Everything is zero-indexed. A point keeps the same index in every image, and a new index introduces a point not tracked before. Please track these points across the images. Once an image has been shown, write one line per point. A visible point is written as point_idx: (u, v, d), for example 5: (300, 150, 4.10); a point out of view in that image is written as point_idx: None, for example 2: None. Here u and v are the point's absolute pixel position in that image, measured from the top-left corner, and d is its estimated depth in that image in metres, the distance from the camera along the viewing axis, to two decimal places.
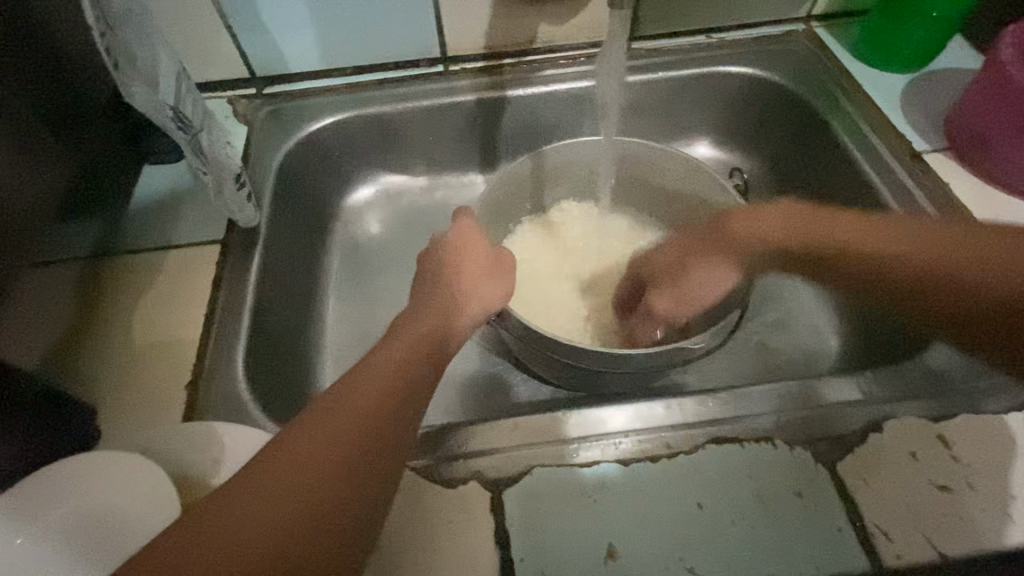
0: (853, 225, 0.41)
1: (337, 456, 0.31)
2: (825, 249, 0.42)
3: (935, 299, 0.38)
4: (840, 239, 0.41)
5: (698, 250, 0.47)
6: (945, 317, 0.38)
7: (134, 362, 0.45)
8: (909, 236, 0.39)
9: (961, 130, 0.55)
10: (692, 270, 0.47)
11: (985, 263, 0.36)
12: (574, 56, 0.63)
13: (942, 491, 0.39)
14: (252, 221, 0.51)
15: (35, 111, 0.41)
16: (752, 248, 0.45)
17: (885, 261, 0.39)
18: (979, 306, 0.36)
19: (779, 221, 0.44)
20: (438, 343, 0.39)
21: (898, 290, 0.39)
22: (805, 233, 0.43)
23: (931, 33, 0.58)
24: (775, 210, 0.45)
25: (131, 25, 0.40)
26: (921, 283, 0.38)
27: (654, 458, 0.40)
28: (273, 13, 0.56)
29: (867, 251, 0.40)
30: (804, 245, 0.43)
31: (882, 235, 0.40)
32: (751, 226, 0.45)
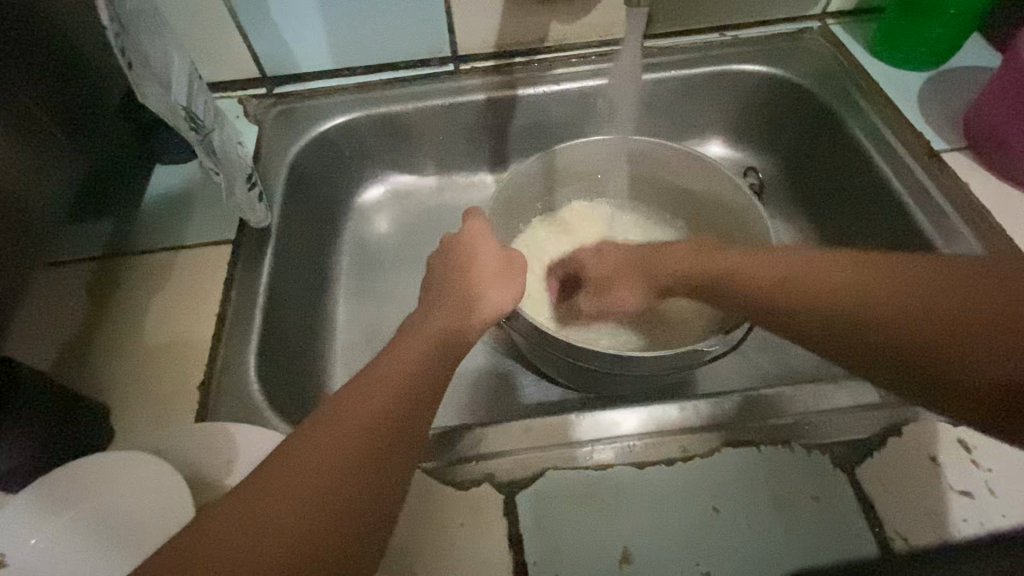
0: (764, 257, 0.40)
1: (348, 460, 0.30)
2: (733, 283, 0.41)
3: (844, 333, 0.34)
4: (751, 271, 0.40)
5: (624, 271, 0.50)
6: (857, 354, 0.34)
7: (147, 362, 0.45)
8: (823, 263, 0.37)
9: (980, 128, 0.54)
10: (614, 286, 0.51)
11: (900, 287, 0.33)
12: (586, 54, 0.63)
13: (963, 496, 0.38)
14: (263, 222, 0.51)
15: (49, 112, 0.41)
16: (664, 276, 0.47)
17: (794, 291, 0.37)
18: (882, 336, 0.33)
19: (689, 255, 0.45)
20: (448, 344, 0.39)
21: (812, 324, 0.36)
22: (706, 268, 0.43)
23: (950, 30, 0.57)
24: (687, 247, 0.46)
25: (142, 26, 0.39)
26: (826, 313, 0.35)
27: (669, 461, 0.40)
28: (285, 13, 0.56)
29: (772, 283, 0.38)
30: (710, 277, 0.43)
31: (791, 263, 0.38)
32: (665, 256, 0.47)
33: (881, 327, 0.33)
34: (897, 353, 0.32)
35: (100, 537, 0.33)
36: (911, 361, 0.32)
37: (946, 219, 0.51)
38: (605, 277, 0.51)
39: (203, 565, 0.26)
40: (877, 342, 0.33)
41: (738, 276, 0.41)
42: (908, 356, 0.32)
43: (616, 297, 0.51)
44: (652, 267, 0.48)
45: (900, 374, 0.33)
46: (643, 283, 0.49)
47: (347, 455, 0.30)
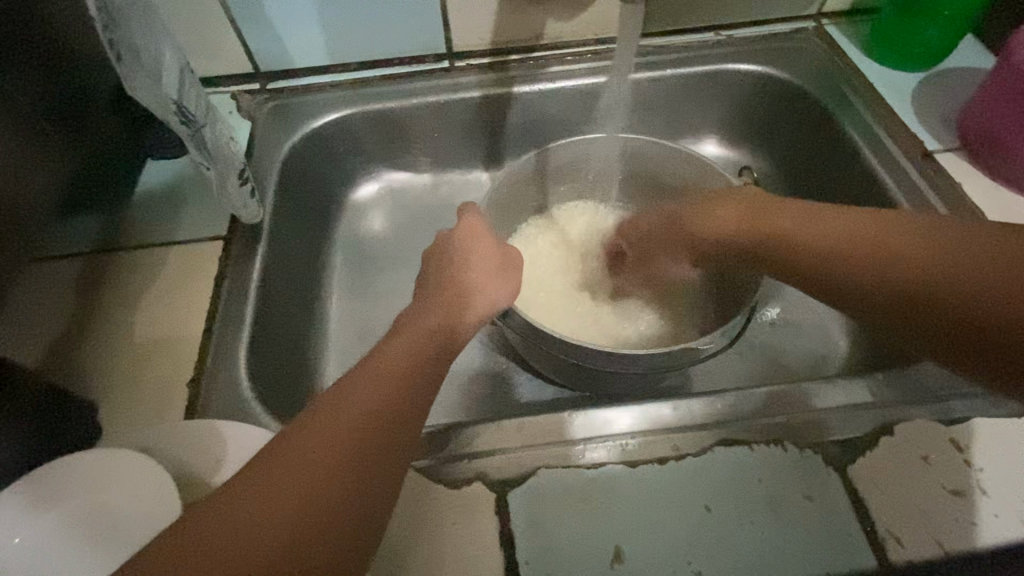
0: (827, 217, 0.41)
1: (340, 455, 0.30)
2: (793, 246, 0.42)
3: (909, 300, 0.36)
4: (814, 233, 0.41)
5: (664, 241, 0.53)
6: (916, 321, 0.35)
7: (135, 359, 0.45)
8: (899, 233, 0.38)
9: (973, 129, 0.55)
10: (659, 258, 0.54)
11: (979, 264, 0.34)
12: (582, 52, 0.63)
13: (955, 496, 0.38)
14: (254, 218, 0.51)
15: (37, 105, 0.41)
16: (715, 240, 0.48)
17: (865, 255, 0.38)
18: (951, 307, 0.34)
19: (744, 216, 0.46)
20: (443, 341, 0.39)
21: (878, 288, 0.37)
22: (766, 228, 0.44)
23: (944, 31, 0.57)
24: (736, 206, 0.47)
25: (133, 17, 0.39)
26: (894, 280, 0.36)
27: (661, 460, 0.40)
28: (278, 8, 0.55)
29: (838, 247, 0.39)
30: (764, 235, 0.44)
31: (861, 230, 0.39)
32: (718, 217, 0.48)
33: (956, 300, 0.33)
34: (964, 327, 0.33)
35: (88, 533, 0.33)
36: (981, 336, 0.32)
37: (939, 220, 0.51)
38: (650, 245, 0.54)
39: (191, 558, 0.26)
40: (946, 311, 0.34)
41: (799, 241, 0.42)
42: (982, 331, 0.32)
43: (664, 269, 0.54)
44: (700, 230, 0.49)
45: (960, 346, 0.33)
46: (688, 243, 0.50)
47: (340, 450, 0.30)
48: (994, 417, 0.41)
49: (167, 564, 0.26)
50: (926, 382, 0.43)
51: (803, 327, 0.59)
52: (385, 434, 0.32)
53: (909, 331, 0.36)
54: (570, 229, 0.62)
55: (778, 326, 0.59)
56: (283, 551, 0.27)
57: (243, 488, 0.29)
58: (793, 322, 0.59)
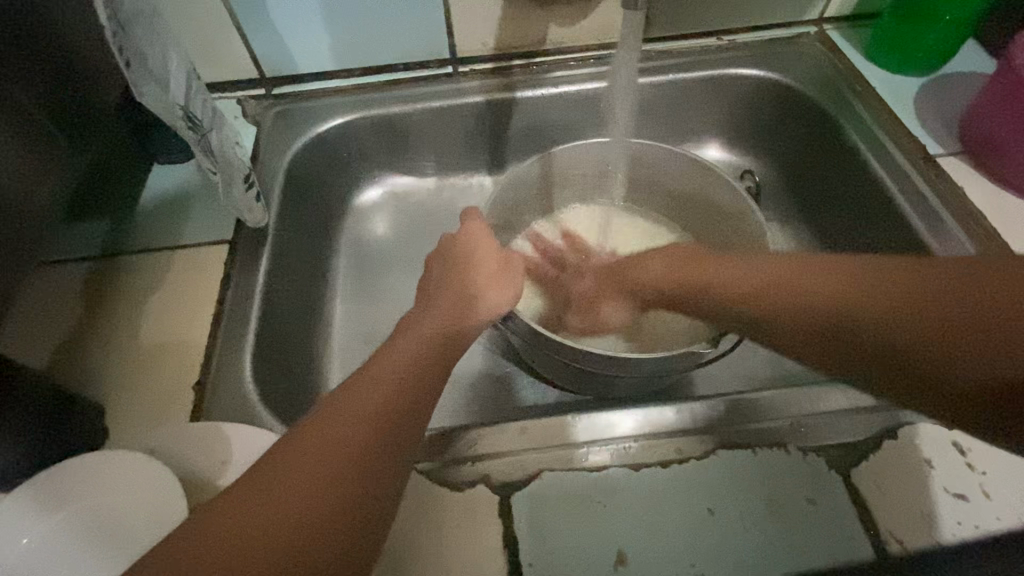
0: (741, 268, 0.42)
1: (349, 454, 0.30)
2: (715, 295, 0.42)
3: (827, 339, 0.35)
4: (729, 284, 0.42)
5: (607, 291, 0.53)
6: (836, 356, 0.35)
7: (141, 361, 0.45)
8: (801, 274, 0.38)
9: (975, 133, 0.55)
10: (602, 307, 0.54)
11: (877, 288, 0.34)
12: (584, 58, 0.63)
13: (959, 499, 0.38)
14: (260, 222, 0.51)
15: (49, 112, 0.41)
16: (649, 288, 0.49)
17: (776, 305, 0.38)
18: (864, 339, 0.34)
19: (670, 269, 0.47)
20: (447, 342, 0.39)
21: (796, 333, 0.37)
22: (688, 281, 0.45)
23: (946, 36, 0.58)
24: (663, 259, 0.48)
25: (140, 24, 0.39)
26: (805, 322, 0.36)
27: (664, 463, 0.40)
28: (284, 14, 0.56)
29: (754, 294, 0.40)
30: (688, 289, 0.45)
31: (771, 275, 0.39)
32: (648, 271, 0.49)
33: (866, 334, 0.33)
34: (882, 357, 0.33)
35: (95, 533, 0.33)
36: (898, 361, 0.32)
37: (941, 223, 0.51)
38: (595, 290, 0.54)
39: (204, 557, 0.26)
40: (860, 345, 0.34)
41: (722, 292, 0.42)
42: (897, 358, 0.32)
43: (607, 314, 0.54)
44: (635, 283, 0.50)
45: (886, 376, 0.33)
46: (633, 297, 0.51)
47: (349, 450, 0.31)
48: None
49: (183, 566, 0.26)
50: None
51: None
52: (391, 434, 0.32)
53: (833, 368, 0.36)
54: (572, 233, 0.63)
55: None
56: (295, 550, 0.27)
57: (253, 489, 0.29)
58: None
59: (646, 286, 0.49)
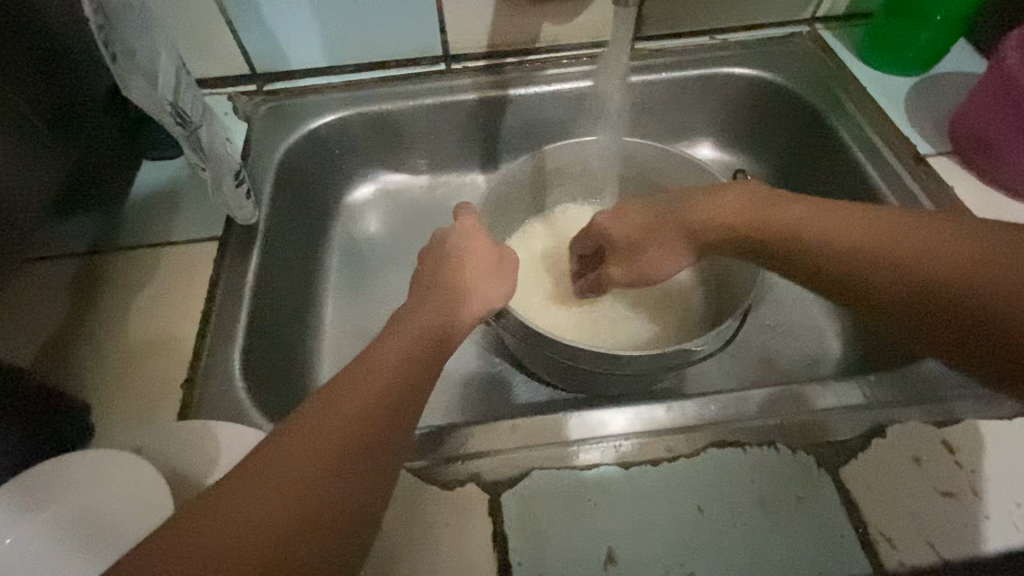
0: (829, 211, 0.39)
1: (337, 448, 0.30)
2: (793, 241, 0.39)
3: (914, 300, 0.34)
4: (819, 223, 0.38)
5: (658, 234, 0.47)
6: (921, 318, 0.34)
7: (129, 359, 0.45)
8: (893, 232, 0.36)
9: (965, 134, 0.55)
10: (648, 249, 0.48)
11: (989, 258, 0.32)
12: (577, 56, 0.63)
13: (947, 497, 0.38)
14: (250, 219, 0.51)
15: (35, 107, 0.41)
16: (715, 232, 0.44)
17: (858, 256, 0.36)
18: (958, 308, 0.32)
19: (747, 207, 0.43)
20: (437, 338, 0.39)
21: (877, 286, 0.36)
22: (764, 222, 0.41)
23: (936, 36, 0.58)
24: (739, 193, 0.44)
25: (128, 19, 0.39)
26: (893, 278, 0.35)
27: (655, 461, 0.40)
28: (274, 10, 0.56)
29: (849, 237, 0.37)
30: (768, 227, 0.41)
31: (859, 226, 0.37)
32: (723, 211, 0.44)
33: (964, 303, 0.32)
34: (972, 325, 0.32)
35: (78, 532, 0.33)
36: (993, 334, 0.31)
37: None
38: (632, 238, 0.49)
39: (186, 555, 0.26)
40: (953, 311, 0.33)
41: (799, 235, 0.39)
42: (992, 329, 0.31)
43: (657, 260, 0.48)
44: (701, 227, 0.45)
45: (968, 342, 0.32)
46: (690, 243, 0.46)
47: (338, 446, 0.30)
48: (986, 418, 0.41)
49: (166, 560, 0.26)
50: (919, 384, 0.43)
51: (797, 329, 0.59)
52: (381, 430, 0.32)
53: (915, 330, 0.35)
54: (565, 230, 0.63)
55: (773, 328, 0.59)
56: (282, 543, 0.27)
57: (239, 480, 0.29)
58: (787, 325, 0.59)
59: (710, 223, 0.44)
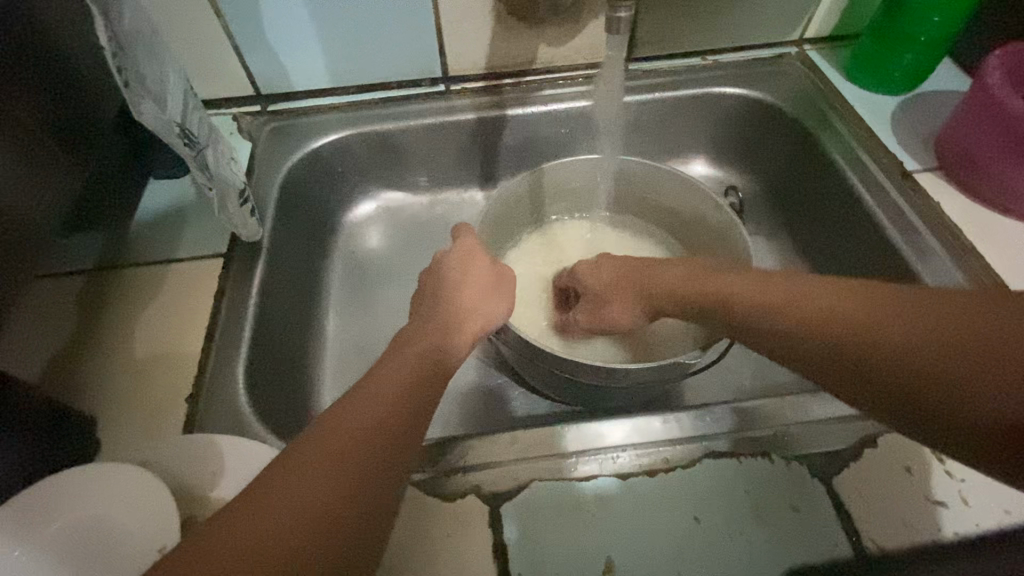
0: (763, 282, 0.40)
1: (331, 484, 0.30)
2: (732, 309, 0.40)
3: (841, 361, 0.33)
4: (750, 295, 0.39)
5: (619, 290, 0.50)
6: (842, 379, 0.33)
7: (134, 374, 0.46)
8: (808, 294, 0.36)
9: (951, 150, 0.57)
10: (613, 302, 0.50)
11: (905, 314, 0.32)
12: (573, 76, 0.65)
13: (938, 506, 0.39)
14: (254, 236, 0.52)
15: (50, 130, 0.43)
16: (663, 298, 0.46)
17: (782, 320, 0.36)
18: (870, 365, 0.32)
19: (685, 278, 0.45)
20: (435, 356, 0.40)
21: (803, 349, 0.35)
22: (704, 291, 0.43)
23: (920, 57, 0.60)
24: (685, 267, 0.46)
25: (140, 44, 0.41)
26: (813, 341, 0.35)
27: (652, 472, 0.40)
28: (279, 34, 0.57)
29: (776, 306, 0.37)
30: (703, 297, 0.43)
31: (786, 293, 0.37)
32: (671, 281, 0.46)
33: (881, 358, 0.31)
34: (890, 382, 0.31)
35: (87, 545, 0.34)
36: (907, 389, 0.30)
37: (919, 238, 0.53)
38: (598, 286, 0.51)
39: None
40: (868, 369, 0.32)
41: (736, 304, 0.40)
42: (902, 382, 0.31)
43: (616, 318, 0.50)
44: (654, 289, 0.47)
45: (888, 396, 0.31)
46: (646, 304, 0.48)
47: (328, 484, 0.30)
48: None
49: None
50: None
51: None
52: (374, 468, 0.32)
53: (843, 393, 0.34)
54: (563, 245, 0.64)
55: None
56: None
57: (231, 517, 0.29)
58: None
59: (658, 291, 0.47)
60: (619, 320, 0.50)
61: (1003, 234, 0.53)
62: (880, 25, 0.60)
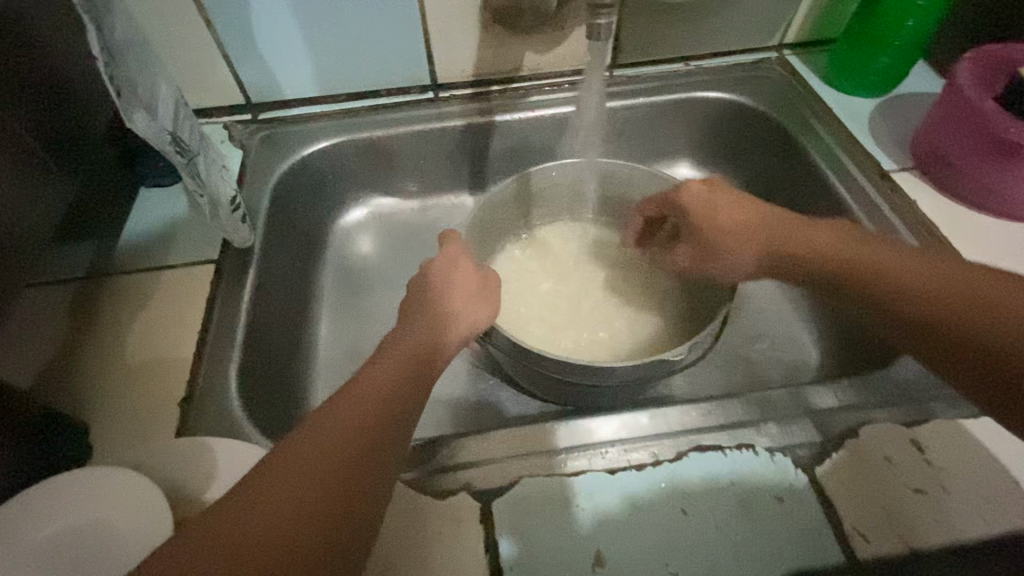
0: (924, 267, 0.38)
1: (303, 513, 0.30)
2: (884, 286, 0.38)
3: (943, 339, 0.35)
4: (910, 278, 0.38)
5: (748, 235, 0.46)
6: (941, 351, 0.35)
7: (125, 380, 0.46)
8: (947, 276, 0.37)
9: (927, 151, 0.58)
10: (728, 242, 0.47)
11: None
12: (559, 83, 0.66)
13: (918, 494, 0.40)
14: (246, 242, 0.53)
15: (44, 141, 0.43)
16: (800, 265, 0.43)
17: (908, 290, 0.37)
18: (969, 341, 0.34)
19: (833, 243, 0.42)
20: (406, 381, 0.39)
21: (908, 318, 0.37)
22: (858, 261, 0.40)
23: (894, 61, 0.62)
24: (832, 232, 0.43)
25: (130, 55, 0.41)
26: (919, 314, 0.36)
27: (640, 466, 0.41)
28: (270, 44, 0.58)
29: (944, 296, 0.36)
30: (852, 269, 0.40)
31: (926, 269, 0.38)
32: (812, 240, 0.43)
33: (988, 345, 0.33)
34: (983, 359, 0.33)
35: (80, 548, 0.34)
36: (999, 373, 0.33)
37: (898, 235, 0.54)
38: (701, 214, 0.49)
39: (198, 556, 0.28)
40: (964, 348, 0.34)
41: (864, 266, 0.40)
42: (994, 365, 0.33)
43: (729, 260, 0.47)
44: (784, 245, 0.44)
45: (977, 373, 0.34)
46: (760, 260, 0.46)
47: (300, 510, 0.30)
48: (954, 420, 0.43)
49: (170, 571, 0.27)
50: (892, 388, 0.45)
51: (776, 340, 0.61)
52: (349, 491, 0.32)
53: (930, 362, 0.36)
54: (552, 247, 0.65)
55: (752, 338, 0.61)
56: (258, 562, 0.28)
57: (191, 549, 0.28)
58: (766, 335, 0.61)
59: (794, 251, 0.44)
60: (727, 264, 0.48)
61: (979, 231, 0.55)
62: (855, 30, 0.62)
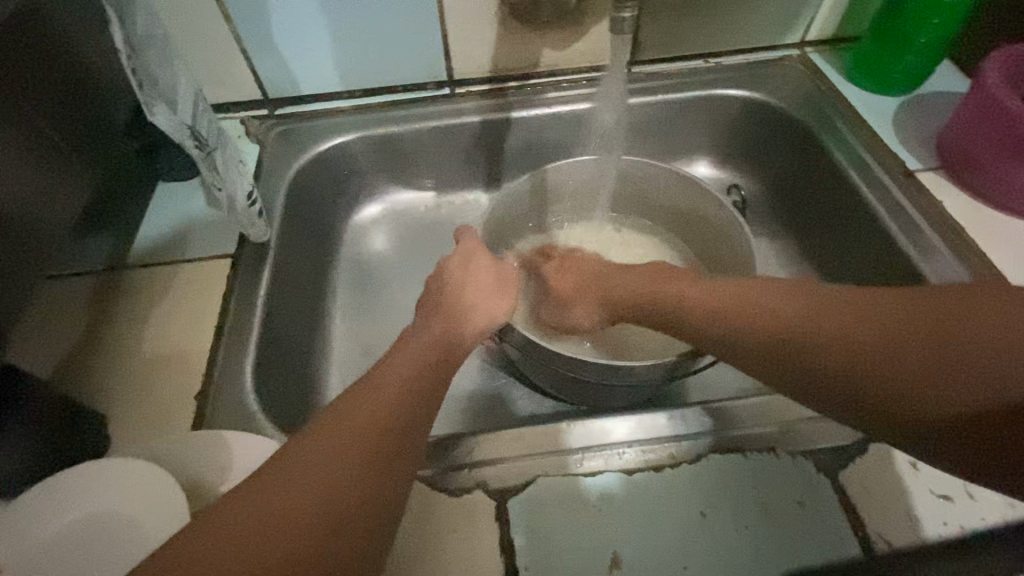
0: (717, 288, 0.42)
1: (289, 537, 0.28)
2: (692, 321, 0.42)
3: (856, 386, 0.34)
4: (709, 305, 0.41)
5: (580, 292, 0.52)
6: (764, 367, 0.38)
7: (142, 373, 0.46)
8: (724, 292, 0.41)
9: (952, 151, 0.57)
10: (570, 292, 0.53)
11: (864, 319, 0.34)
12: (576, 79, 0.65)
13: (943, 501, 0.39)
14: (262, 236, 0.53)
15: (68, 137, 0.44)
16: (626, 309, 0.48)
17: (711, 320, 0.40)
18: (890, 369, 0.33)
19: (644, 283, 0.47)
20: (416, 398, 0.37)
21: (779, 366, 0.37)
22: (662, 294, 0.45)
23: (922, 58, 0.60)
24: (646, 271, 0.48)
25: (150, 48, 0.41)
26: (823, 363, 0.35)
27: (658, 468, 0.41)
28: (288, 39, 0.58)
29: (731, 314, 0.39)
30: (664, 311, 0.44)
31: (709, 291, 0.42)
32: (630, 286, 0.48)
33: (794, 356, 0.36)
34: (889, 395, 0.33)
35: (93, 539, 0.34)
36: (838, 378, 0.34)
37: (922, 236, 0.53)
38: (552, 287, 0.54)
39: (225, 542, 0.27)
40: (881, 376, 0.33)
41: (680, 302, 0.43)
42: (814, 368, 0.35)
43: (577, 315, 0.53)
44: (608, 295, 0.50)
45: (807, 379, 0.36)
46: (603, 313, 0.51)
47: (293, 523, 0.28)
48: None
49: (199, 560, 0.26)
50: None
51: None
52: (338, 519, 0.30)
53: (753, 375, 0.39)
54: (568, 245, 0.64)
55: None
56: (288, 547, 0.28)
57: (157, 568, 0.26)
58: None
59: (623, 294, 0.48)
60: (579, 304, 0.52)
61: (1007, 232, 0.53)
62: (880, 26, 0.60)
